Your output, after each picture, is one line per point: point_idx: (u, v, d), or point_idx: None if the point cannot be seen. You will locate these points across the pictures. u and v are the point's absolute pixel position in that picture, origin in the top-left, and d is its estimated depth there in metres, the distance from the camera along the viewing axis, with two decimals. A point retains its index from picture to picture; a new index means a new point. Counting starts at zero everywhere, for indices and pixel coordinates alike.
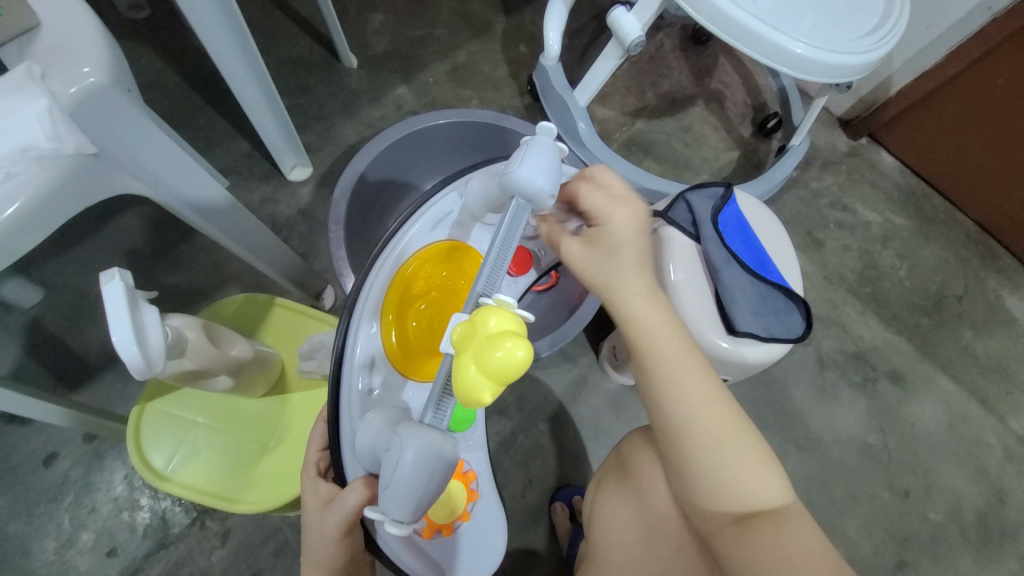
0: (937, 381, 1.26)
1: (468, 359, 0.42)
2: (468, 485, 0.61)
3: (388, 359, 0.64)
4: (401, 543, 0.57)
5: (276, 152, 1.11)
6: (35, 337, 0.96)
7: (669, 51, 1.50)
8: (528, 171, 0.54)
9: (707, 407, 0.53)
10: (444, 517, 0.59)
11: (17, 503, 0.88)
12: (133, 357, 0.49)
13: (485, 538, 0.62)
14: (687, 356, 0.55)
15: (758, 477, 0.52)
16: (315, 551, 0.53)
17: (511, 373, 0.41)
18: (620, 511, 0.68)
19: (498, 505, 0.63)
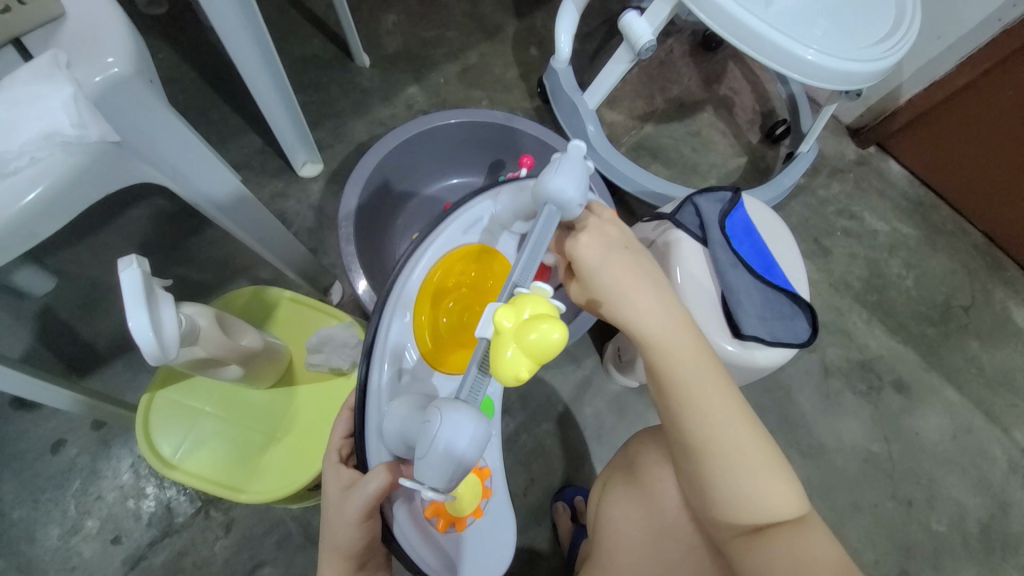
0: (943, 392, 1.25)
1: (508, 344, 0.43)
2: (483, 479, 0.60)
3: (422, 356, 0.65)
4: (417, 535, 0.58)
5: (288, 148, 1.12)
6: (47, 325, 0.97)
7: (679, 56, 1.51)
8: (558, 182, 0.54)
9: (723, 421, 0.54)
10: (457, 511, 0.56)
11: (25, 487, 0.89)
12: (147, 338, 0.49)
13: (493, 535, 0.62)
14: (701, 373, 0.55)
15: (778, 490, 0.53)
16: (336, 533, 0.54)
17: (548, 352, 0.43)
18: (628, 512, 0.69)
19: (508, 501, 0.65)
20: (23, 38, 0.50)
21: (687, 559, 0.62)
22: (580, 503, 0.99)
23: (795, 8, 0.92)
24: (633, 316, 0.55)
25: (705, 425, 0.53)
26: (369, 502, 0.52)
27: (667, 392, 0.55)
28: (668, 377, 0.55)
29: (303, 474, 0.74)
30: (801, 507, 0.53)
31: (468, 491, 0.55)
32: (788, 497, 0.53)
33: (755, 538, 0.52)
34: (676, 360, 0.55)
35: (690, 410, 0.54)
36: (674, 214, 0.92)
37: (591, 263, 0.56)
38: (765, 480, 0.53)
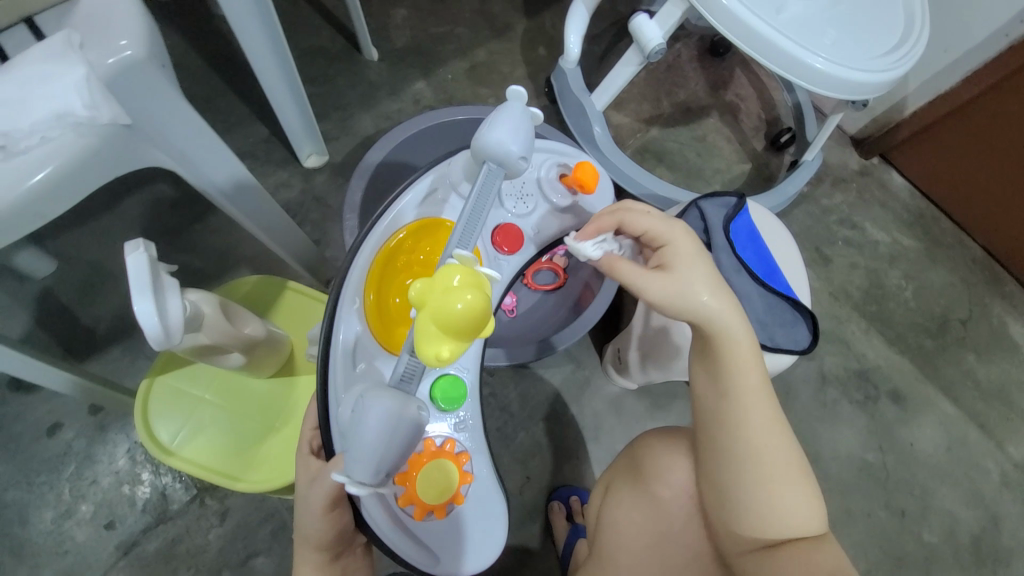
0: (939, 404, 1.26)
1: (427, 318, 0.43)
2: (461, 465, 0.59)
3: (372, 336, 0.63)
4: (391, 523, 0.57)
5: (294, 139, 1.12)
6: (46, 308, 0.97)
7: (687, 61, 1.52)
8: (497, 135, 0.57)
9: (769, 434, 0.55)
10: (434, 498, 0.56)
11: (19, 470, 0.88)
12: (151, 323, 0.50)
13: (480, 526, 0.60)
14: (758, 384, 0.57)
15: (804, 508, 0.54)
16: (304, 525, 0.55)
17: (463, 318, 0.43)
18: (634, 513, 0.69)
19: (495, 488, 0.62)
20: (35, 16, 0.51)
21: (691, 563, 0.64)
22: (574, 503, 0.99)
23: (804, 16, 0.93)
24: (725, 305, 0.57)
25: (756, 433, 0.55)
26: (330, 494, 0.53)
27: (725, 397, 0.57)
28: (731, 382, 0.57)
29: None
30: (820, 525, 0.55)
31: (447, 476, 0.56)
32: (813, 515, 0.55)
33: (773, 552, 0.54)
34: (738, 364, 0.57)
35: (743, 419, 0.56)
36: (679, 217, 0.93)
37: (684, 248, 0.60)
38: (796, 496, 0.54)
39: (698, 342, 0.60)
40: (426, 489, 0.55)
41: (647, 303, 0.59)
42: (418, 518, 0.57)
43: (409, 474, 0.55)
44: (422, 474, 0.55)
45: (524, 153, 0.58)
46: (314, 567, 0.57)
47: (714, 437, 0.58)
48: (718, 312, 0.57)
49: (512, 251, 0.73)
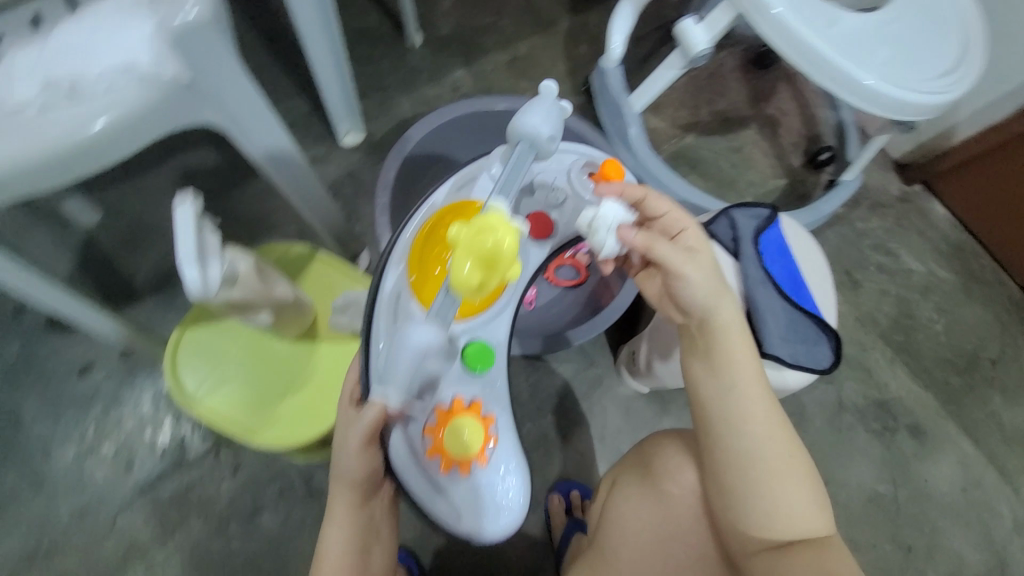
0: (958, 443, 1.22)
1: (463, 259, 0.48)
2: (486, 428, 0.60)
3: (415, 299, 0.65)
4: (417, 475, 0.60)
5: (334, 115, 1.15)
6: (89, 255, 1.01)
7: (730, 70, 1.50)
8: (529, 119, 0.60)
9: (769, 430, 0.59)
10: (461, 453, 0.59)
11: (49, 405, 0.92)
12: (191, 274, 0.52)
13: (500, 488, 0.60)
14: (756, 382, 0.61)
15: (807, 508, 0.57)
16: (344, 463, 0.57)
17: (502, 254, 0.48)
18: (641, 510, 0.69)
19: (516, 458, 0.62)
20: None
21: (695, 563, 0.65)
22: (575, 498, 1.00)
23: (856, 30, 0.91)
24: (732, 294, 0.64)
25: (761, 436, 0.59)
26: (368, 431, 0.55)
27: (731, 394, 0.60)
28: (734, 377, 0.61)
29: (314, 426, 0.77)
30: (828, 527, 0.58)
31: (472, 434, 0.59)
32: (817, 516, 0.57)
33: (782, 553, 0.56)
34: (742, 367, 0.61)
35: (747, 413, 0.59)
36: (709, 224, 0.93)
37: (700, 242, 0.66)
38: (800, 494, 0.57)
39: (703, 338, 0.64)
40: (451, 442, 0.59)
41: (686, 278, 0.62)
42: (444, 472, 0.59)
43: (437, 427, 0.60)
44: (448, 429, 0.59)
45: (552, 135, 0.61)
46: (347, 504, 0.59)
47: (720, 440, 0.60)
48: (728, 305, 0.62)
49: (545, 236, 0.74)
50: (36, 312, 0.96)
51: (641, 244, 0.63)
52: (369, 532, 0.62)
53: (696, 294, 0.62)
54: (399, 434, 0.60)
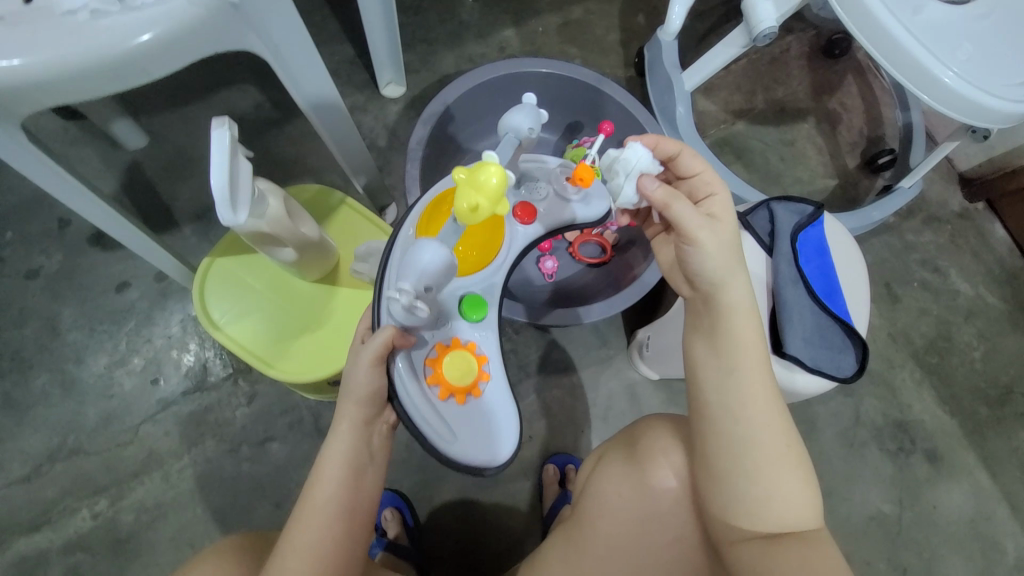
0: (975, 474, 1.18)
1: (469, 195, 0.53)
2: (481, 362, 0.67)
3: None
4: (420, 401, 0.62)
5: (377, 64, 1.14)
6: (132, 177, 1.05)
7: (794, 57, 1.40)
8: (512, 118, 0.66)
9: (767, 422, 0.58)
10: (459, 382, 0.65)
11: (85, 315, 0.98)
12: (223, 202, 0.54)
13: (491, 416, 0.67)
14: (758, 369, 0.60)
15: (797, 502, 0.57)
16: (353, 377, 0.60)
17: (499, 193, 0.55)
18: (623, 488, 0.69)
19: (506, 394, 0.69)
20: None
21: (673, 543, 0.66)
22: (569, 472, 1.00)
23: (944, 21, 0.83)
24: (745, 271, 0.61)
25: (760, 425, 0.58)
26: (377, 350, 0.58)
27: (731, 380, 0.59)
28: (736, 361, 0.60)
29: (326, 365, 0.79)
30: (817, 521, 0.58)
31: (469, 361, 0.65)
32: (806, 510, 0.57)
33: (767, 545, 0.56)
34: (746, 354, 0.60)
35: (745, 402, 0.58)
36: (747, 214, 0.89)
37: (724, 208, 0.64)
38: (792, 488, 0.57)
39: (708, 315, 0.62)
40: (451, 369, 0.64)
41: (697, 244, 0.60)
42: (442, 399, 0.64)
43: (437, 358, 0.65)
44: (450, 359, 0.65)
45: (533, 127, 0.66)
46: (348, 423, 0.61)
47: (717, 427, 0.59)
48: (737, 285, 0.61)
49: (531, 219, 0.75)
50: (80, 227, 1.01)
51: (659, 204, 0.61)
52: (366, 457, 0.62)
53: (706, 265, 0.60)
54: (403, 358, 0.62)
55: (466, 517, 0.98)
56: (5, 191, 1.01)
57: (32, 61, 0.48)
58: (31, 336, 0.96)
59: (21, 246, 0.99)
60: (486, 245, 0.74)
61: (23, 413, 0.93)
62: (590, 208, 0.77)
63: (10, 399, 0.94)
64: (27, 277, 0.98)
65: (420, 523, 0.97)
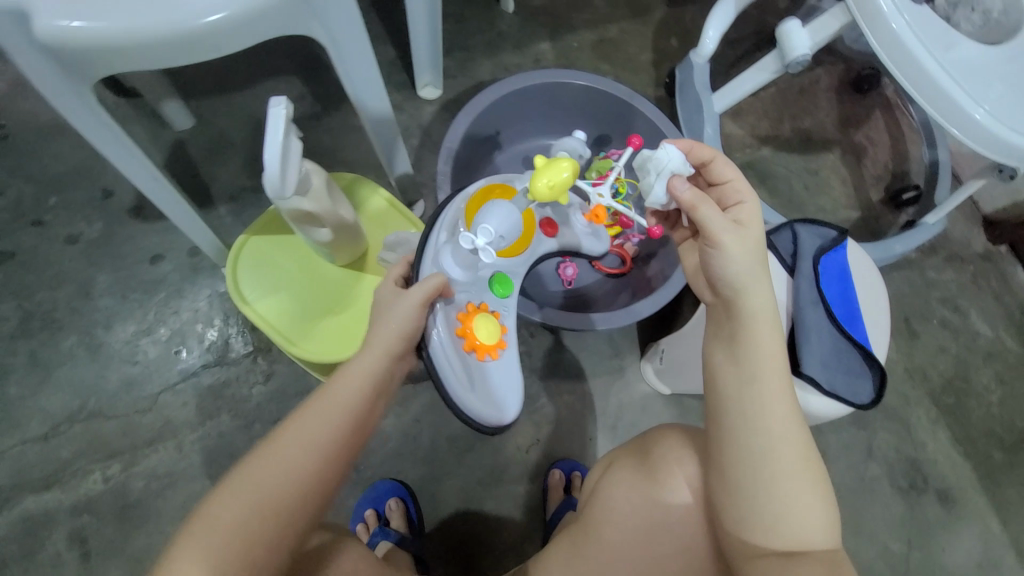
0: (987, 519, 1.15)
1: (543, 177, 0.64)
2: (502, 330, 0.73)
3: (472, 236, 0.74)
4: (447, 350, 0.68)
5: (417, 66, 1.18)
6: (176, 155, 1.09)
7: (823, 89, 1.43)
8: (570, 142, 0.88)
9: (785, 432, 0.58)
10: (484, 341, 0.71)
11: (118, 283, 1.01)
12: (273, 176, 0.57)
13: (504, 381, 0.73)
14: (778, 378, 0.60)
15: (817, 520, 0.56)
16: (392, 318, 0.65)
17: (568, 186, 0.65)
18: (632, 496, 0.69)
19: (517, 359, 0.75)
20: None
21: (683, 555, 0.65)
22: (575, 478, 0.99)
23: (978, 59, 0.85)
24: (768, 277, 0.62)
25: (777, 436, 0.58)
26: (428, 292, 0.64)
27: (750, 388, 0.59)
28: (757, 368, 0.60)
29: (349, 347, 0.82)
30: (834, 542, 0.57)
31: (495, 324, 0.72)
32: (825, 530, 0.56)
33: (781, 561, 0.55)
34: (767, 364, 0.60)
35: (763, 411, 0.58)
36: (770, 234, 0.90)
37: (750, 216, 0.65)
38: (809, 503, 0.57)
39: (728, 322, 0.63)
40: (479, 328, 0.70)
41: (720, 248, 0.61)
42: (466, 352, 0.70)
43: (466, 317, 0.71)
44: (478, 320, 0.71)
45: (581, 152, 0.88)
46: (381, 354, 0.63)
47: (733, 434, 0.59)
48: (761, 294, 0.61)
49: (553, 233, 0.82)
50: (122, 198, 1.05)
51: (686, 205, 0.62)
52: (382, 388, 0.64)
53: (727, 270, 0.61)
54: (441, 308, 0.69)
55: (468, 515, 0.98)
56: (56, 159, 1.06)
57: (113, 28, 0.52)
58: (65, 298, 0.99)
59: (64, 212, 1.04)
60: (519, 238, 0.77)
61: (48, 373, 0.96)
62: (596, 243, 0.87)
63: (37, 358, 0.97)
64: (67, 242, 1.02)
65: (422, 517, 0.97)
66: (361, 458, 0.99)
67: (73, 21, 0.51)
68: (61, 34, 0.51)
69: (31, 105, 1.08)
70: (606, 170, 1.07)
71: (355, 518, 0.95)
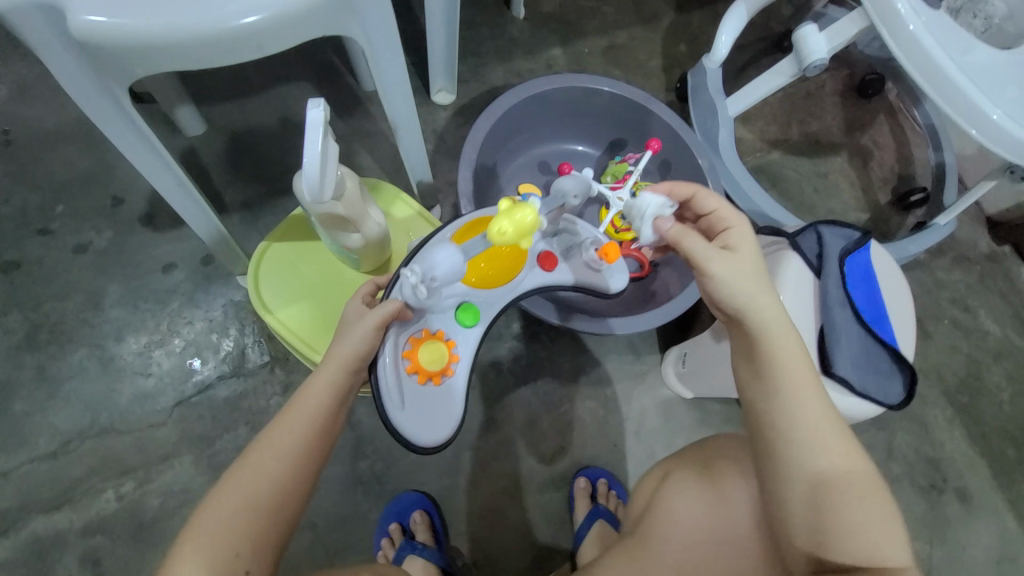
0: (1006, 517, 1.15)
1: (503, 222, 0.60)
2: (451, 357, 0.74)
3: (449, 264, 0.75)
4: (393, 371, 0.69)
5: (432, 71, 1.17)
6: (187, 161, 1.07)
7: (829, 94, 1.45)
8: None
9: (825, 438, 0.57)
10: (430, 366, 0.73)
11: (130, 293, 0.98)
12: (311, 182, 0.55)
13: (444, 404, 0.74)
14: (806, 384, 0.59)
15: (880, 532, 0.53)
16: (354, 340, 0.62)
17: (530, 230, 0.61)
18: (694, 507, 0.69)
19: (462, 390, 0.76)
20: None
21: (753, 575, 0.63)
22: (601, 485, 0.98)
23: (993, 64, 0.86)
24: (772, 292, 0.63)
25: (817, 446, 0.57)
26: (382, 316, 0.62)
27: (779, 397, 0.59)
28: (783, 378, 0.59)
29: None
30: (911, 562, 0.53)
31: (440, 353, 0.73)
32: (890, 543, 0.53)
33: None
34: (794, 373, 0.60)
35: (798, 417, 0.58)
36: (794, 235, 0.89)
37: (742, 239, 0.66)
38: (866, 513, 0.54)
39: (742, 339, 0.64)
40: (424, 352, 0.72)
41: (711, 276, 0.63)
42: (409, 373, 0.71)
43: (416, 342, 0.73)
44: (428, 346, 0.73)
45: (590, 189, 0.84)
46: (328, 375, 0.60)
47: (773, 445, 0.59)
48: (770, 310, 0.62)
49: (551, 268, 0.83)
50: (133, 206, 1.02)
51: (672, 238, 0.66)
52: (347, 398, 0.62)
53: (723, 293, 0.63)
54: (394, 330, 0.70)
55: (493, 525, 0.96)
56: (63, 166, 1.03)
57: (150, 26, 0.50)
58: (73, 309, 0.96)
59: (72, 220, 1.01)
60: (500, 271, 0.78)
61: (55, 387, 0.92)
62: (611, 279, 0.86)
63: (44, 372, 0.93)
64: (76, 251, 0.99)
65: (446, 528, 0.95)
66: (383, 469, 0.97)
67: (108, 17, 0.49)
68: (97, 31, 0.49)
69: (37, 112, 1.06)
70: (622, 174, 1.09)
71: (379, 534, 0.92)
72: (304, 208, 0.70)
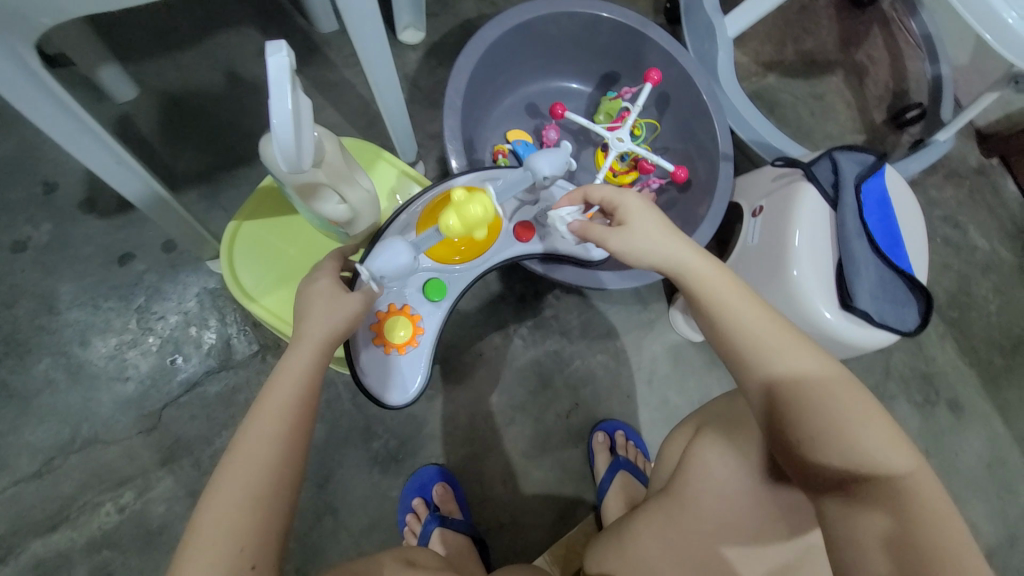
0: (992, 421, 1.22)
1: (452, 215, 0.57)
2: (416, 330, 0.70)
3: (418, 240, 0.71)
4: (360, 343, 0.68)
5: (395, 5, 1.02)
6: (124, 132, 0.93)
7: (823, 6, 1.36)
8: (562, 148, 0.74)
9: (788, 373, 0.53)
10: (394, 338, 0.70)
11: (86, 291, 0.87)
12: (285, 146, 0.46)
13: (408, 374, 0.71)
14: (754, 334, 0.54)
15: (868, 448, 0.50)
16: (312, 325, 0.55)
17: (482, 219, 0.58)
18: (727, 460, 0.68)
19: (426, 366, 0.72)
20: None
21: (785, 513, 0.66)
22: (619, 437, 0.98)
23: None
24: (692, 249, 0.58)
25: (804, 386, 0.52)
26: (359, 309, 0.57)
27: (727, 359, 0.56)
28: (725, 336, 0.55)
29: None
30: (907, 464, 0.50)
31: (404, 328, 0.69)
32: (881, 452, 0.50)
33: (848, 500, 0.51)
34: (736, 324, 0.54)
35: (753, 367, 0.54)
36: (809, 164, 0.84)
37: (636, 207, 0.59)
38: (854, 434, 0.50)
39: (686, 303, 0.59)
40: (390, 325, 0.69)
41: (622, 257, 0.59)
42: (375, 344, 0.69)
43: (384, 314, 0.70)
44: (392, 320, 0.69)
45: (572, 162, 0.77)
46: (304, 363, 0.53)
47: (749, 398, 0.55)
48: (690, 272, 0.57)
49: (527, 239, 0.77)
50: (70, 191, 0.89)
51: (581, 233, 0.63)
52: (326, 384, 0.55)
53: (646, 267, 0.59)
54: None
55: (515, 488, 0.96)
56: None
57: None
58: (25, 315, 0.85)
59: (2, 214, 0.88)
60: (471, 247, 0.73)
61: (23, 404, 0.84)
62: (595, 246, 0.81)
63: (6, 387, 0.84)
64: (14, 250, 0.87)
65: (468, 496, 0.94)
66: (398, 446, 0.94)
67: None
68: None
69: None
70: (617, 111, 1.00)
71: (403, 511, 0.91)
72: (275, 177, 0.60)
